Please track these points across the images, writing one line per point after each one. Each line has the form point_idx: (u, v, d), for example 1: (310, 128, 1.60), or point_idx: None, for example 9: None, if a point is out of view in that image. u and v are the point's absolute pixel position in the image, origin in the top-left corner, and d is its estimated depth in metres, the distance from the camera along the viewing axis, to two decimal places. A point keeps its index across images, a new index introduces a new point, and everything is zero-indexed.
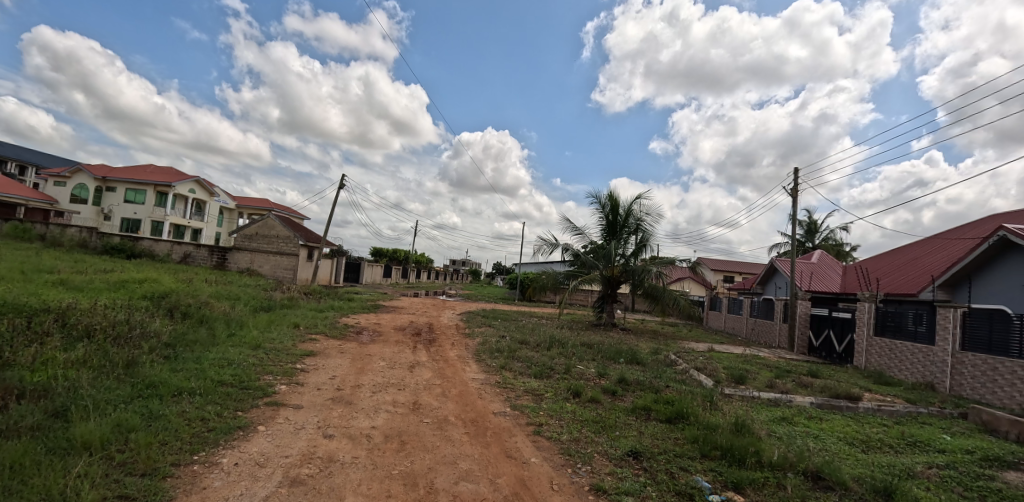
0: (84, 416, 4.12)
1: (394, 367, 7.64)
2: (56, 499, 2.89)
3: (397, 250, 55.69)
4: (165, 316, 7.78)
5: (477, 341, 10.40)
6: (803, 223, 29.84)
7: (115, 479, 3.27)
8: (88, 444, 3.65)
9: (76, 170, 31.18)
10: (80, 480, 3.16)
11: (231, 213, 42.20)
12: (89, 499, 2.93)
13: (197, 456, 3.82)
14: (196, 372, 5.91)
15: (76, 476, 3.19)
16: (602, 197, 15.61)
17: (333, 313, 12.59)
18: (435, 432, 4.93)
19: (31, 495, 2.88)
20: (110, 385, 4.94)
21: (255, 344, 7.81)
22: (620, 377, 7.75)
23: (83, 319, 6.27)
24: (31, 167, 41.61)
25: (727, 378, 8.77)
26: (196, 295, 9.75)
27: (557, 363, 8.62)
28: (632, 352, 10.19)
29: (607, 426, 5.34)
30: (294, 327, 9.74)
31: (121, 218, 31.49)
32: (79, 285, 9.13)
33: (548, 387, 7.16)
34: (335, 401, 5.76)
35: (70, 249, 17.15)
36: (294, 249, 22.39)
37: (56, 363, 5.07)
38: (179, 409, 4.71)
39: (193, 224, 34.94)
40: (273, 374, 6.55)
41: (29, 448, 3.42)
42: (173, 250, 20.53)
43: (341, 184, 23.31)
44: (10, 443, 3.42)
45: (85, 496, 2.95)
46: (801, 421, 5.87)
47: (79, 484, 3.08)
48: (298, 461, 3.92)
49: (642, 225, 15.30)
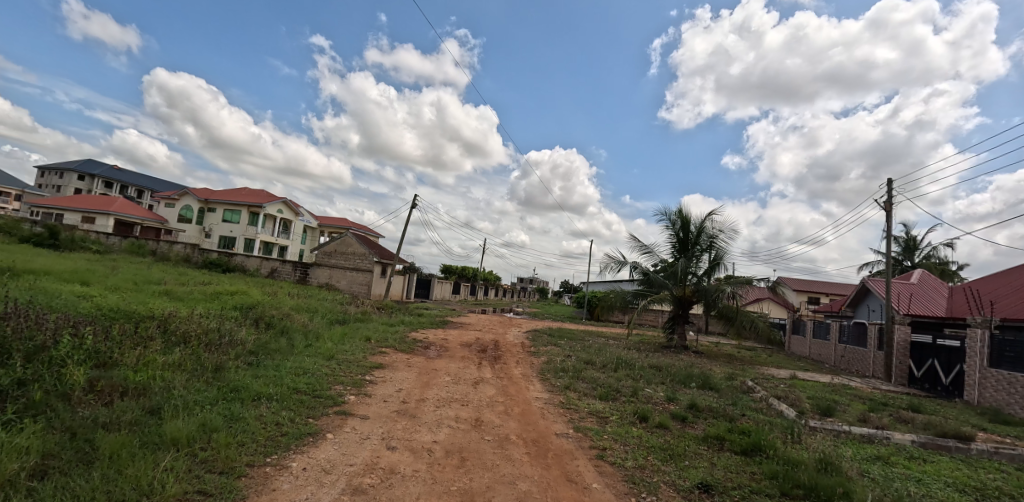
0: (174, 415, 4.54)
1: (458, 382, 7.75)
2: (146, 491, 3.22)
3: (466, 268, 57.16)
4: (250, 326, 8.44)
5: (542, 359, 10.29)
6: (899, 240, 27.09)
7: (197, 475, 3.57)
8: (176, 440, 4.00)
9: (184, 193, 35.11)
10: (167, 473, 3.48)
11: (314, 232, 45.54)
12: (173, 492, 3.24)
13: (270, 458, 4.06)
14: (275, 379, 6.36)
15: (163, 469, 3.52)
16: (672, 214, 14.99)
17: (402, 327, 13.02)
18: (496, 451, 4.90)
19: (125, 484, 3.23)
20: (200, 387, 5.44)
21: (329, 354, 8.26)
22: (691, 402, 7.34)
23: (180, 326, 6.94)
24: (148, 191, 47.73)
25: (812, 409, 8.01)
26: (279, 307, 10.52)
27: (624, 385, 8.32)
28: (704, 376, 9.59)
29: (675, 455, 5.04)
30: (365, 340, 10.15)
31: (219, 236, 34.94)
32: (181, 295, 10.15)
33: (613, 410, 6.92)
34: (399, 413, 5.92)
35: (175, 263, 19.22)
36: (369, 266, 23.81)
37: (156, 365, 5.64)
38: (257, 413, 5.06)
39: (280, 241, 37.87)
40: (344, 384, 6.88)
41: (128, 440, 3.84)
42: (262, 265, 22.17)
43: (413, 204, 24.56)
44: (112, 436, 3.86)
45: (170, 490, 3.25)
46: (900, 462, 5.17)
47: (166, 478, 3.41)
48: (361, 471, 4.04)
49: (715, 243, 14.51)
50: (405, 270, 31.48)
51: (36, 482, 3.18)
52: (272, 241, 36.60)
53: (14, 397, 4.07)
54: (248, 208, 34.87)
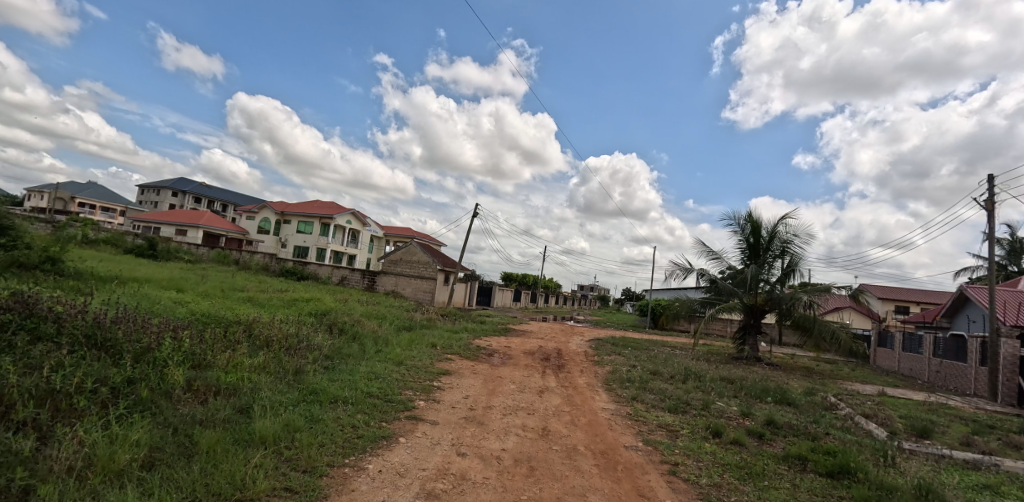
0: (261, 414, 4.85)
1: (523, 391, 7.74)
2: (239, 485, 3.43)
3: (527, 275, 57.43)
4: (325, 331, 8.90)
5: (607, 369, 10.08)
6: (1004, 242, 24.27)
7: (283, 472, 3.78)
8: (264, 439, 4.26)
9: (262, 207, 37.89)
10: (257, 469, 3.71)
11: (380, 241, 47.54)
12: (262, 488, 3.43)
13: (348, 459, 4.22)
14: (350, 383, 6.65)
15: (253, 466, 3.75)
16: (741, 218, 14.28)
17: (466, 334, 13.24)
18: (565, 461, 4.83)
19: (221, 478, 3.47)
20: (283, 389, 5.78)
21: (398, 360, 8.53)
22: (768, 418, 6.89)
23: (263, 332, 7.42)
24: (231, 206, 51.97)
25: (906, 430, 7.28)
26: (351, 314, 11.03)
27: (694, 398, 7.97)
28: (781, 390, 8.99)
29: (754, 474, 4.75)
30: (431, 346, 10.40)
31: (294, 246, 37.32)
32: (263, 302, 10.90)
33: (684, 424, 6.63)
34: (467, 420, 5.99)
35: (256, 272, 20.74)
36: (433, 274, 24.47)
37: (244, 367, 6.06)
38: (335, 415, 5.30)
39: (349, 250, 39.80)
40: (414, 390, 7.07)
41: (222, 437, 4.13)
42: (333, 274, 23.42)
43: (474, 212, 25.04)
44: (208, 432, 4.16)
45: (260, 485, 3.46)
46: (1014, 492, 4.58)
47: (256, 473, 3.62)
48: (434, 476, 4.11)
49: (789, 248, 13.65)
50: (467, 278, 32.09)
51: (146, 473, 3.48)
52: (341, 250, 38.57)
53: (126, 394, 4.45)
54: (320, 219, 36.98)
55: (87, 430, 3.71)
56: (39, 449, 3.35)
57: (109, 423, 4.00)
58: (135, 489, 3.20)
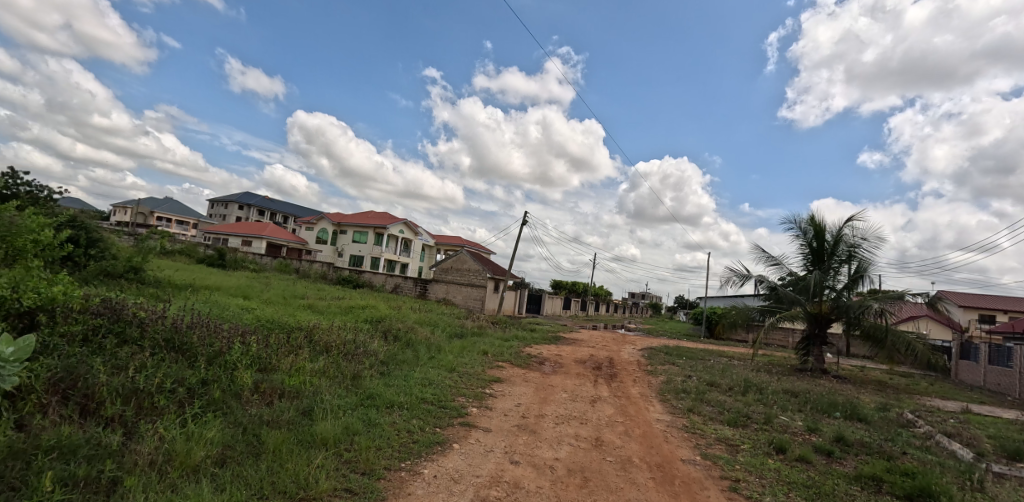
0: (322, 417, 5.08)
1: (575, 399, 7.68)
2: (303, 484, 3.61)
3: (577, 283, 57.00)
4: (381, 338, 9.21)
5: (661, 379, 9.82)
6: None
7: (343, 474, 3.94)
8: (325, 440, 4.47)
9: (321, 218, 39.84)
10: (319, 470, 3.89)
11: (430, 250, 48.70)
12: (324, 488, 3.60)
13: (404, 464, 4.35)
14: (405, 388, 6.84)
15: (316, 466, 3.93)
16: (802, 222, 13.57)
17: (516, 342, 13.30)
18: (619, 473, 4.74)
19: (286, 477, 3.67)
20: (343, 393, 6.03)
21: (451, 367, 8.70)
22: (837, 435, 6.47)
23: (323, 338, 7.79)
24: (292, 217, 54.94)
25: (997, 451, 6.62)
26: (404, 321, 11.35)
27: (755, 411, 7.62)
28: (851, 405, 8.42)
29: (822, 494, 4.48)
30: (483, 354, 10.53)
31: (350, 255, 38.93)
32: (321, 309, 11.44)
33: (745, 438, 6.35)
34: (519, 428, 6.02)
35: (315, 280, 21.81)
36: (483, 281, 24.79)
37: (306, 371, 6.38)
38: (391, 419, 5.47)
39: (402, 259, 41.00)
40: (466, 396, 7.18)
41: (287, 437, 4.36)
42: (387, 282, 24.23)
43: (523, 220, 25.20)
44: (274, 432, 4.41)
45: (322, 485, 3.62)
46: None
47: (318, 474, 3.80)
48: (487, 483, 4.15)
49: (857, 253, 12.83)
50: (517, 285, 32.27)
51: (218, 469, 3.73)
52: (394, 259, 39.81)
53: (200, 394, 4.79)
54: (374, 229, 38.40)
55: (167, 426, 4.03)
56: (126, 443, 3.66)
57: (185, 421, 4.32)
58: (209, 484, 3.43)
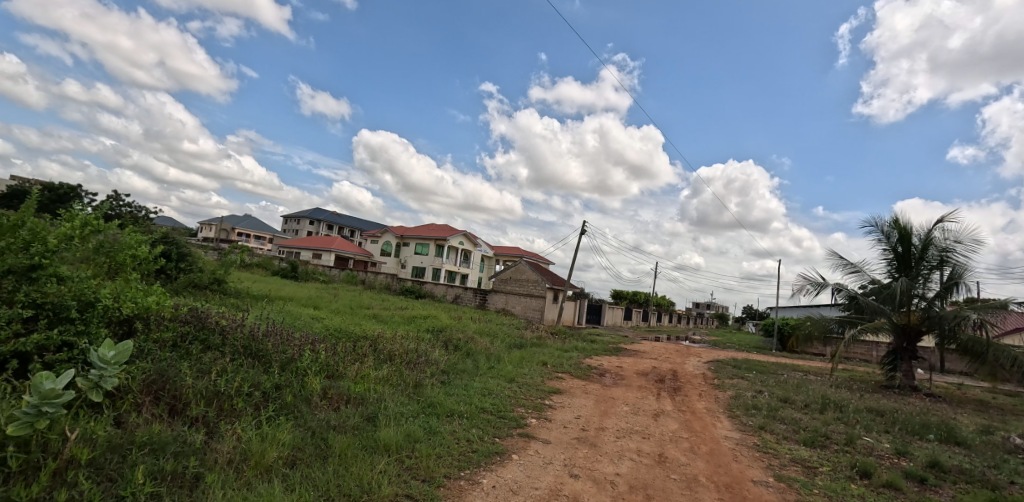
0: (385, 423, 5.29)
1: (637, 413, 7.48)
2: (366, 489, 3.77)
3: (638, 293, 55.57)
4: (442, 347, 9.45)
5: (729, 394, 9.35)
6: None
7: (404, 480, 4.07)
8: (388, 446, 4.64)
9: (385, 231, 41.65)
10: (381, 475, 4.04)
11: (489, 261, 49.42)
12: (386, 493, 3.74)
13: (463, 473, 4.43)
14: (465, 398, 6.97)
15: (378, 471, 4.09)
16: (885, 225, 12.49)
17: (576, 353, 13.17)
18: (683, 492, 4.56)
19: (350, 481, 3.84)
20: (406, 401, 6.24)
21: (510, 377, 8.76)
22: (932, 460, 5.85)
23: (387, 347, 8.11)
24: (359, 231, 57.87)
25: None
26: (464, 331, 11.59)
27: (834, 431, 7.06)
28: (949, 427, 7.59)
29: None
30: (542, 365, 10.52)
31: (412, 266, 40.35)
32: (386, 319, 11.95)
33: (824, 460, 5.89)
34: (579, 441, 5.95)
35: (380, 291, 22.81)
36: (542, 291, 24.80)
37: (370, 379, 6.67)
38: (451, 428, 5.59)
39: (462, 270, 41.89)
40: (525, 407, 7.20)
41: (352, 442, 4.58)
42: (448, 292, 24.87)
43: (582, 230, 25.01)
44: (340, 437, 4.64)
45: (384, 491, 3.76)
46: None
47: (381, 479, 3.95)
48: (546, 496, 4.14)
49: (950, 258, 11.63)
50: (577, 295, 31.96)
51: (289, 469, 3.98)
52: (454, 270, 40.77)
53: (274, 398, 5.16)
54: (435, 241, 39.58)
55: (244, 427, 4.37)
56: (209, 441, 4.00)
57: (260, 422, 4.66)
58: (280, 483, 3.67)
